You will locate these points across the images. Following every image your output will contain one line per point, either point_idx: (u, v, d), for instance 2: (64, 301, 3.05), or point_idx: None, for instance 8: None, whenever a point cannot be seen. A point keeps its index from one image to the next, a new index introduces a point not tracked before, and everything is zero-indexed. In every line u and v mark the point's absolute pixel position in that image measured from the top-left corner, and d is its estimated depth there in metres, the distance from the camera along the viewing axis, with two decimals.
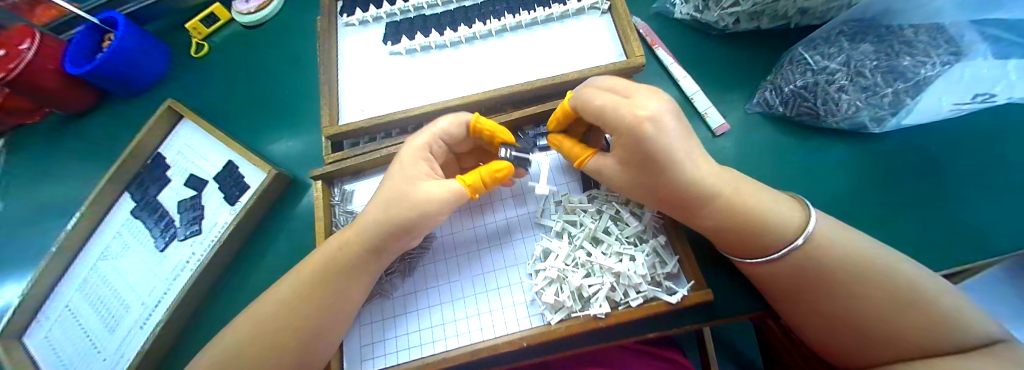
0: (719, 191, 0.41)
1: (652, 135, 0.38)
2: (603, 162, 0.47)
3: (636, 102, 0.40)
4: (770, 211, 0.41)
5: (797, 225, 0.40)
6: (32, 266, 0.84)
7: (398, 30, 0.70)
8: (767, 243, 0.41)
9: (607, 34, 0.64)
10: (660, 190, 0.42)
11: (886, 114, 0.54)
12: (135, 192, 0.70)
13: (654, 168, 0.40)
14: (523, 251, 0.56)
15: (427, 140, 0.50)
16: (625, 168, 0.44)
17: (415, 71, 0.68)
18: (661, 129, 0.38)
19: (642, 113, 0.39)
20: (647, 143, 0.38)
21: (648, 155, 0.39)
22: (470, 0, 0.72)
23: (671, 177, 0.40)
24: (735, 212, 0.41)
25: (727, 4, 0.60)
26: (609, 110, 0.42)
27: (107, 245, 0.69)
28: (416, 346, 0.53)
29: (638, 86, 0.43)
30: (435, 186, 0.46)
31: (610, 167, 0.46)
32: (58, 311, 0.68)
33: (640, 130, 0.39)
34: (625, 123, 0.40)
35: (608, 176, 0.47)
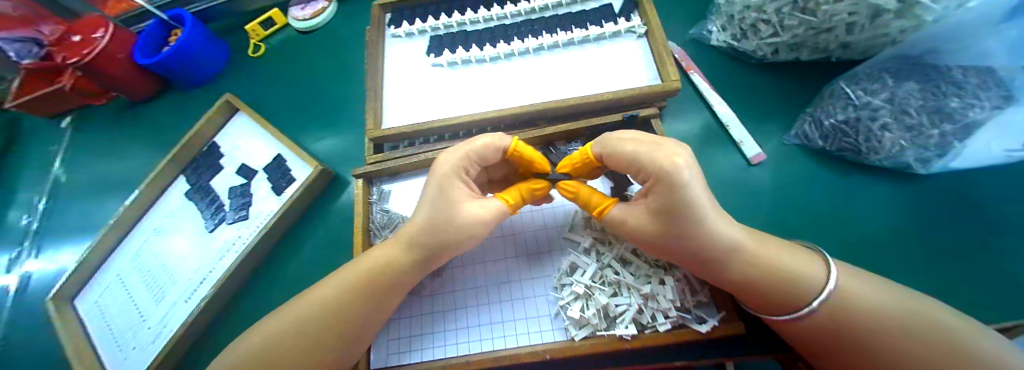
0: (738, 243, 0.40)
1: (688, 180, 0.39)
2: (628, 213, 0.45)
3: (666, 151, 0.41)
4: (785, 266, 0.40)
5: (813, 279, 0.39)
6: (87, 236, 0.91)
7: (441, 44, 0.73)
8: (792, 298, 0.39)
9: (642, 57, 0.65)
10: (686, 244, 0.41)
11: (932, 155, 0.54)
12: (189, 176, 0.77)
13: (685, 215, 0.39)
14: (550, 264, 0.57)
15: (462, 160, 0.50)
16: (653, 219, 0.42)
17: (454, 82, 0.71)
18: (693, 176, 0.39)
19: (677, 159, 0.40)
20: (681, 186, 0.39)
21: (683, 201, 0.39)
22: (510, 19, 0.75)
23: (701, 224, 0.39)
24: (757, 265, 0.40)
25: (766, 34, 0.61)
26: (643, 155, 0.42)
27: (160, 222, 0.75)
28: (439, 346, 0.54)
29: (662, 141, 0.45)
30: (477, 208, 0.48)
31: (635, 218, 0.44)
32: (110, 280, 0.74)
33: (675, 174, 0.39)
34: (659, 167, 0.40)
35: (630, 226, 0.45)
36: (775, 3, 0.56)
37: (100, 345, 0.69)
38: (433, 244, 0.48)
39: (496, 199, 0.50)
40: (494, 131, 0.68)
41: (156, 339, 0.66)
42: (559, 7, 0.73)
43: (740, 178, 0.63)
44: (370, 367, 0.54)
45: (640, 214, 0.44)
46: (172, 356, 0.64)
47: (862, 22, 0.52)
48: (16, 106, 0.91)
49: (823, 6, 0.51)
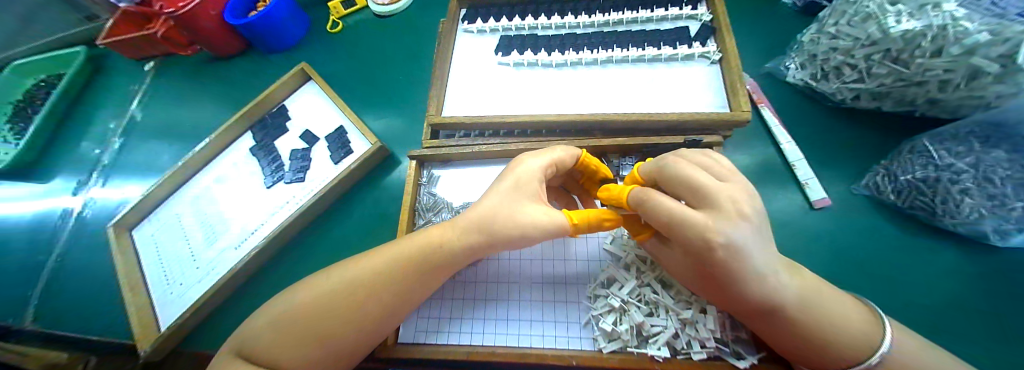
0: (784, 306, 0.36)
1: (724, 260, 0.33)
2: (665, 252, 0.44)
3: (713, 220, 0.33)
4: (834, 324, 0.37)
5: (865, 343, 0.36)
6: (151, 175, 0.97)
7: (510, 44, 0.75)
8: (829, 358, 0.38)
9: (711, 84, 0.65)
10: (721, 298, 0.39)
11: (1011, 227, 0.50)
12: (255, 133, 0.81)
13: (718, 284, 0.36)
14: (586, 272, 0.57)
15: (544, 168, 0.50)
16: (688, 269, 0.41)
17: (518, 82, 0.73)
18: (733, 256, 0.33)
19: (719, 239, 0.32)
20: (716, 266, 0.34)
21: (719, 274, 0.35)
22: (581, 29, 0.77)
23: (736, 291, 0.36)
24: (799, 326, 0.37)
25: (850, 78, 0.60)
26: (680, 224, 0.35)
27: (221, 172, 0.80)
28: (466, 333, 0.55)
29: (723, 184, 0.35)
30: (540, 213, 0.46)
31: (671, 260, 0.44)
32: (166, 217, 0.78)
33: (710, 255, 0.33)
34: (694, 242, 0.34)
35: (667, 262, 0.45)
36: (866, 49, 0.55)
37: (150, 276, 0.73)
38: (486, 234, 0.47)
39: (563, 213, 0.47)
40: (552, 134, 0.69)
41: (201, 279, 0.70)
42: (633, 24, 0.74)
43: (797, 221, 0.61)
44: (399, 341, 0.56)
45: (675, 257, 0.43)
46: (215, 297, 0.67)
47: (957, 82, 0.50)
48: (108, 45, 1.00)
49: (916, 59, 0.51)
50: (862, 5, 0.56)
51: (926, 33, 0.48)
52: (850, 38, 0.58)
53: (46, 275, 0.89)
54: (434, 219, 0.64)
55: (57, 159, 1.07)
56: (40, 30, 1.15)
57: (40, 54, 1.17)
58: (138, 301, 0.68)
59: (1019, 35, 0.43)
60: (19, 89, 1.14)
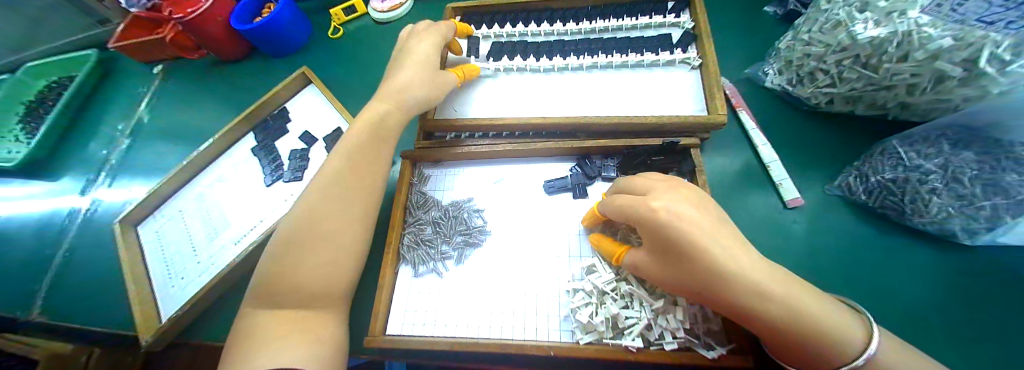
0: (744, 281, 0.37)
1: (669, 222, 0.41)
2: (638, 259, 0.48)
3: (653, 196, 0.45)
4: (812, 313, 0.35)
5: (846, 334, 0.35)
6: (156, 175, 1.01)
7: (501, 49, 0.78)
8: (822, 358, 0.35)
9: (691, 88, 0.67)
10: (689, 280, 0.40)
11: (980, 227, 0.52)
12: (257, 134, 0.85)
13: (676, 253, 0.40)
14: (567, 268, 0.59)
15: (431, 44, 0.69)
16: (658, 261, 0.44)
17: (508, 86, 0.76)
18: (674, 215, 0.41)
19: (655, 203, 0.43)
20: (664, 228, 0.41)
21: (670, 239, 0.41)
22: (569, 35, 0.80)
23: (692, 262, 0.39)
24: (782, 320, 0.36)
25: (822, 83, 0.62)
26: (634, 203, 0.46)
27: (223, 171, 0.83)
28: (451, 325, 0.58)
29: (662, 184, 0.47)
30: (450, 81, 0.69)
31: (645, 264, 0.46)
32: (171, 212, 0.82)
33: (653, 217, 0.42)
34: (641, 212, 0.44)
35: (642, 269, 0.47)
36: (837, 55, 0.58)
37: (153, 269, 0.76)
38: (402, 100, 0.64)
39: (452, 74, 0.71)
40: (538, 136, 0.72)
41: (202, 273, 0.72)
42: (618, 31, 0.77)
43: (774, 220, 0.63)
44: (386, 332, 0.58)
45: (646, 257, 0.46)
46: (213, 291, 0.70)
47: (925, 85, 0.52)
48: (119, 49, 1.04)
49: (884, 64, 0.53)
50: (833, 13, 0.59)
51: (892, 39, 0.51)
52: (822, 45, 0.60)
53: (53, 269, 0.92)
54: (424, 216, 0.68)
55: (67, 159, 1.11)
56: (55, 34, 1.20)
57: (55, 57, 1.22)
58: (141, 293, 0.71)
59: (980, 40, 0.44)
60: (31, 90, 1.18)
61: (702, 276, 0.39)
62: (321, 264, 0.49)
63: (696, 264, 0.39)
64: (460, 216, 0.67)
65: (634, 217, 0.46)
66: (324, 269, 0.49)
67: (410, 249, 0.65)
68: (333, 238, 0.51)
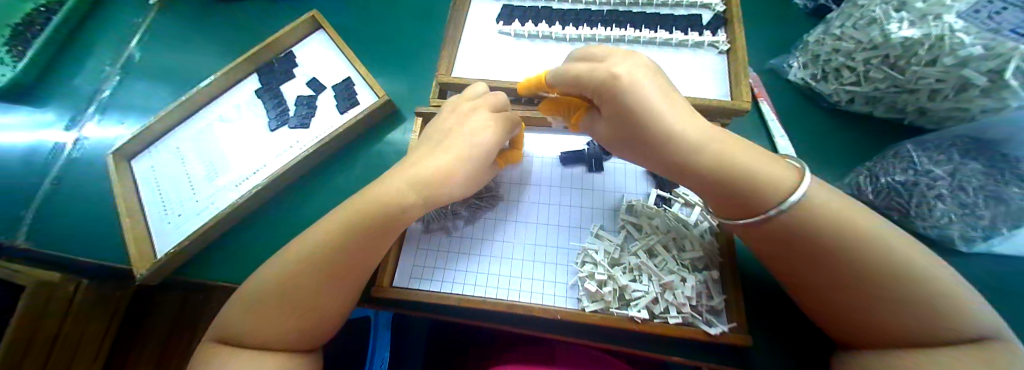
0: (679, 140, 0.43)
1: (625, 85, 0.44)
2: (597, 127, 0.53)
3: (612, 63, 0.47)
4: (749, 165, 0.41)
5: (783, 184, 0.40)
6: (151, 115, 0.97)
7: (526, 14, 0.75)
8: (751, 198, 0.41)
9: (716, 74, 0.66)
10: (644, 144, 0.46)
11: (976, 234, 0.56)
12: (262, 76, 0.81)
13: (632, 119, 0.45)
14: (578, 239, 0.60)
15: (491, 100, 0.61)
16: (615, 127, 0.49)
17: (530, 53, 0.74)
18: (633, 84, 0.44)
19: (616, 70, 0.45)
20: (625, 94, 0.44)
21: (624, 106, 0.45)
22: (597, 5, 0.76)
23: (647, 126, 0.44)
24: (715, 166, 0.42)
25: (846, 81, 0.63)
26: (592, 71, 0.47)
27: (223, 111, 0.79)
28: (461, 284, 0.59)
29: (613, 51, 0.49)
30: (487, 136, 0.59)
31: (602, 130, 0.52)
32: (167, 149, 0.78)
33: (615, 82, 0.45)
34: (602, 80, 0.46)
35: (600, 135, 0.53)
36: (866, 52, 0.58)
37: (147, 205, 0.73)
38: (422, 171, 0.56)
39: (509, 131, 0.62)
40: None
41: (201, 213, 0.71)
42: (648, 6, 0.75)
43: None
44: (393, 284, 0.60)
45: (605, 123, 0.51)
46: (214, 232, 0.69)
47: (948, 92, 0.53)
48: None
49: (912, 66, 0.53)
50: (867, 10, 0.58)
51: (925, 40, 0.50)
52: (853, 41, 0.59)
53: (40, 201, 0.89)
54: None
55: (53, 89, 1.05)
56: None
57: None
58: (136, 228, 0.68)
59: (1010, 51, 0.44)
60: None
61: (656, 137, 0.44)
62: (295, 310, 0.52)
63: (648, 127, 0.44)
64: None
65: (593, 85, 0.47)
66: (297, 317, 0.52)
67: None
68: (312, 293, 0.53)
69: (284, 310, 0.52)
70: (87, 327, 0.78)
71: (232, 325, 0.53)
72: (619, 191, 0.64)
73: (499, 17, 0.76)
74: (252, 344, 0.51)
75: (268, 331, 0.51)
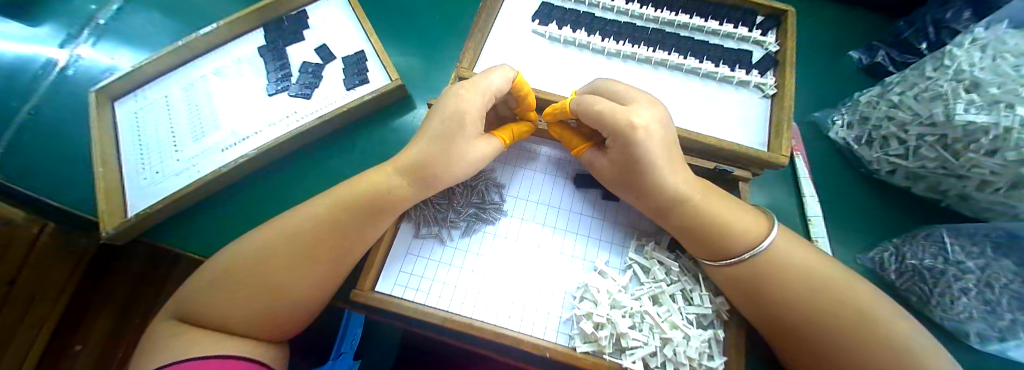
0: (679, 195, 0.48)
1: (641, 140, 0.46)
2: (596, 159, 0.54)
3: (633, 111, 0.48)
4: (728, 216, 0.48)
5: (751, 232, 0.48)
6: (145, 52, 0.89)
7: (565, 16, 0.70)
8: (728, 241, 0.48)
9: (756, 118, 0.62)
10: (639, 187, 0.50)
11: (992, 334, 0.52)
12: (269, 33, 0.74)
13: (637, 167, 0.48)
14: (580, 272, 0.57)
15: (487, 100, 0.52)
16: (615, 167, 0.52)
17: (562, 60, 0.68)
18: (649, 137, 0.46)
19: (637, 121, 0.46)
20: (638, 146, 0.47)
21: (635, 155, 0.47)
22: (643, 21, 0.71)
23: (648, 177, 0.48)
24: (702, 220, 0.48)
25: (892, 151, 0.59)
26: (611, 116, 0.48)
27: (222, 65, 0.73)
28: (449, 299, 0.55)
29: (638, 96, 0.51)
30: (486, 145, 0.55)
31: (601, 164, 0.53)
32: (155, 96, 0.72)
33: (632, 133, 0.46)
34: (621, 127, 0.47)
35: (596, 168, 0.54)
36: (922, 128, 0.53)
37: (125, 154, 0.68)
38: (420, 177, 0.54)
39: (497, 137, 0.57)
40: None
41: (181, 173, 0.65)
42: (697, 31, 0.69)
43: None
44: (376, 288, 0.55)
45: (605, 162, 0.53)
46: (192, 196, 0.64)
47: (999, 186, 0.49)
48: None
49: (969, 152, 0.48)
50: (934, 83, 0.53)
51: (990, 130, 0.45)
52: (910, 112, 0.55)
53: (14, 124, 0.83)
54: None
55: (43, 3, 0.97)
56: None
57: None
58: (108, 177, 0.63)
59: None
60: None
61: (653, 187, 0.48)
62: (255, 301, 0.48)
63: (649, 179, 0.48)
64: (478, 188, 0.63)
65: (610, 129, 0.48)
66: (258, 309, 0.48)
67: (426, 206, 0.62)
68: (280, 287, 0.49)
69: (253, 301, 0.48)
70: (49, 275, 0.74)
71: (191, 303, 0.48)
72: (634, 227, 0.60)
73: (535, 15, 0.70)
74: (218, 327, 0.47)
75: (234, 319, 0.47)
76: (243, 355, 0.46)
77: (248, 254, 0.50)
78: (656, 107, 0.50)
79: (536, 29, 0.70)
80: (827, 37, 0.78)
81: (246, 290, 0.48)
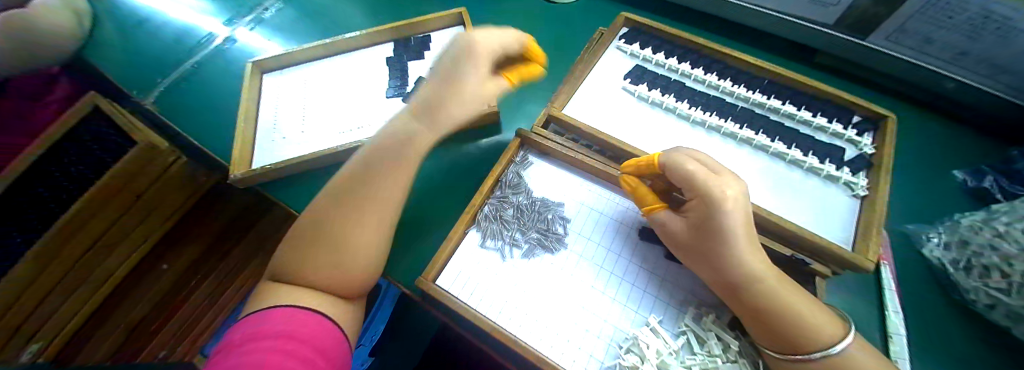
0: (757, 272, 0.48)
1: (730, 207, 0.49)
2: (672, 220, 0.55)
3: (722, 179, 0.51)
4: (804, 313, 0.46)
5: (828, 338, 0.45)
6: (290, 40, 1.07)
7: (658, 80, 0.75)
8: (802, 341, 0.45)
9: (842, 216, 0.60)
10: (716, 256, 0.50)
11: None
12: (398, 46, 0.87)
13: (719, 234, 0.49)
14: (631, 324, 0.57)
15: None
16: (693, 230, 0.53)
17: (647, 118, 0.73)
18: (736, 206, 0.49)
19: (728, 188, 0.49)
20: (726, 211, 0.49)
21: (720, 221, 0.49)
22: (732, 98, 0.74)
23: (728, 246, 0.49)
24: (777, 306, 0.47)
25: (996, 284, 0.54)
26: (703, 179, 0.51)
27: (353, 63, 0.86)
28: (500, 313, 0.57)
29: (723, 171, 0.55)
30: None
31: (677, 226, 0.55)
32: (294, 76, 0.86)
33: (723, 198, 0.49)
34: (711, 191, 0.50)
35: (669, 230, 0.56)
36: None
37: (261, 116, 0.81)
38: None
39: None
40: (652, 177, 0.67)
41: (301, 142, 0.76)
42: (787, 118, 0.71)
43: None
44: (436, 282, 0.60)
45: (683, 224, 0.54)
46: (304, 165, 0.74)
47: None
48: None
49: None
50: None
51: None
52: (1017, 246, 0.51)
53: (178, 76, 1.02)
54: (512, 197, 0.70)
55: None
56: None
57: None
58: (245, 133, 0.75)
59: None
60: None
61: (731, 258, 0.49)
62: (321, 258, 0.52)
63: (730, 249, 0.49)
64: (544, 215, 0.67)
65: (698, 191, 0.51)
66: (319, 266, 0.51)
67: (492, 220, 0.67)
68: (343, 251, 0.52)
69: (321, 256, 0.52)
70: (162, 203, 0.92)
71: (288, 250, 0.55)
72: (695, 295, 0.59)
73: (629, 74, 0.76)
74: (294, 279, 0.52)
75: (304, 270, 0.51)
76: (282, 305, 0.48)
77: (339, 226, 0.55)
78: (737, 186, 0.51)
79: (627, 87, 0.76)
80: (921, 148, 0.76)
81: (333, 255, 0.53)
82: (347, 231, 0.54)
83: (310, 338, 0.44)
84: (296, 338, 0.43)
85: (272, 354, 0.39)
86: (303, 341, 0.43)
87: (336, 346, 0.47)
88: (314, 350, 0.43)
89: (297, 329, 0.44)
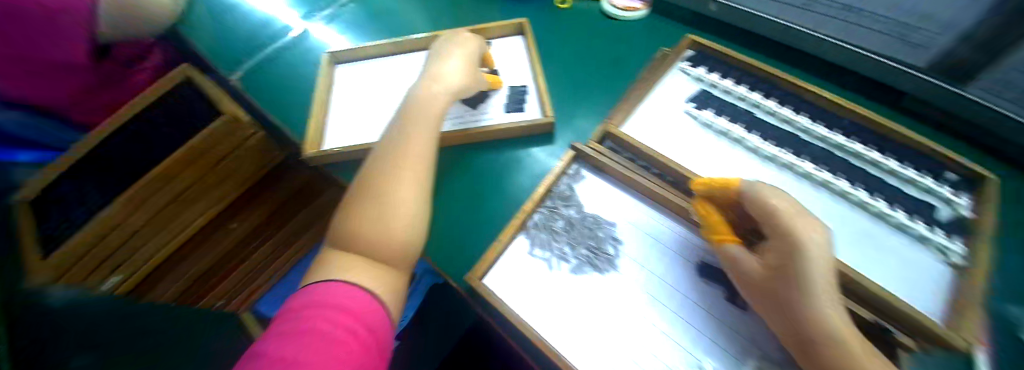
0: (842, 333, 0.41)
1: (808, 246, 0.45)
2: (745, 257, 0.52)
3: (804, 218, 0.48)
4: None
5: None
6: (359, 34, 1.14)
7: (723, 108, 0.73)
8: None
9: (928, 284, 0.54)
10: (789, 304, 0.45)
11: None
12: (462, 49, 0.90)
13: (793, 276, 0.45)
14: (680, 362, 0.53)
15: None
16: (766, 270, 0.49)
17: (710, 146, 0.70)
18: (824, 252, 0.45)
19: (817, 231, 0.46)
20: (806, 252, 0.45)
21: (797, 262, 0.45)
22: (809, 136, 0.70)
23: (805, 294, 0.43)
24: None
25: None
26: (784, 215, 0.49)
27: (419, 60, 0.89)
28: (541, 321, 0.57)
29: None
30: None
31: (749, 263, 0.52)
32: (363, 68, 0.91)
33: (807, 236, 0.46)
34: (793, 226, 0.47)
35: (741, 266, 0.52)
36: None
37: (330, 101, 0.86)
38: None
39: None
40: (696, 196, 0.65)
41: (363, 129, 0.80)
42: (870, 164, 0.65)
43: None
44: (484, 279, 0.63)
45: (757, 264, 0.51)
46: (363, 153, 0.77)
47: None
48: None
49: None
50: None
51: None
52: None
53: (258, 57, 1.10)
54: (562, 210, 0.70)
55: None
56: None
57: None
58: (317, 116, 0.81)
59: None
60: None
61: (804, 307, 0.43)
62: (372, 224, 0.57)
63: (806, 296, 0.43)
64: (596, 233, 0.67)
65: (780, 226, 0.49)
66: (371, 232, 0.57)
67: (540, 228, 0.68)
68: (390, 220, 0.58)
69: (372, 227, 0.57)
70: (239, 169, 0.97)
71: (349, 227, 0.58)
72: (761, 348, 0.53)
73: (693, 99, 0.75)
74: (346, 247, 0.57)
75: (356, 239, 0.57)
76: (332, 278, 0.53)
77: (405, 217, 0.58)
78: (812, 220, 0.48)
79: (691, 111, 0.73)
80: None
81: (397, 243, 0.57)
82: (408, 212, 0.59)
83: (340, 304, 0.49)
84: (347, 316, 0.47)
85: (319, 326, 0.45)
86: (352, 320, 0.47)
87: (384, 332, 0.50)
88: (357, 331, 0.46)
89: (351, 307, 0.49)
